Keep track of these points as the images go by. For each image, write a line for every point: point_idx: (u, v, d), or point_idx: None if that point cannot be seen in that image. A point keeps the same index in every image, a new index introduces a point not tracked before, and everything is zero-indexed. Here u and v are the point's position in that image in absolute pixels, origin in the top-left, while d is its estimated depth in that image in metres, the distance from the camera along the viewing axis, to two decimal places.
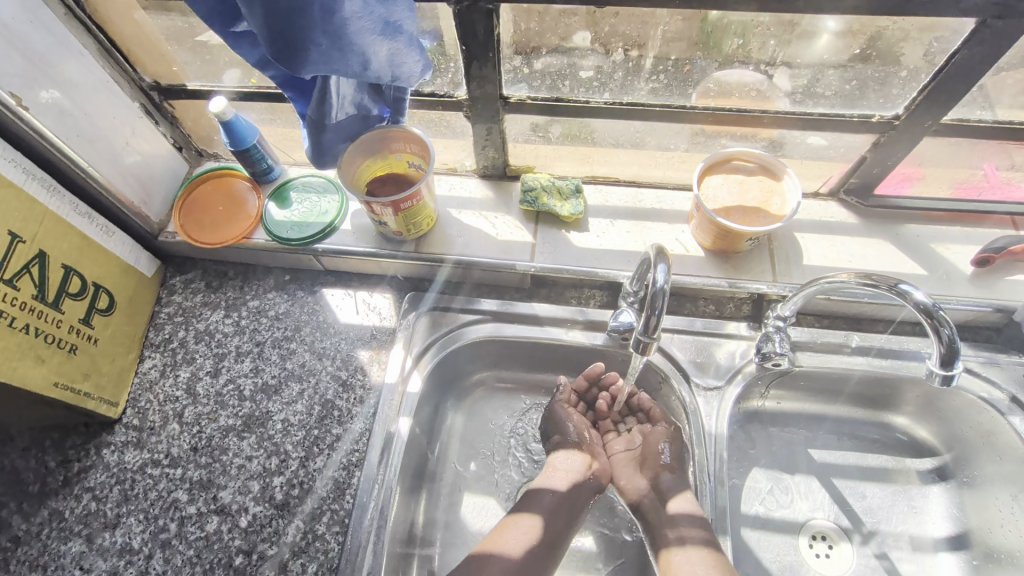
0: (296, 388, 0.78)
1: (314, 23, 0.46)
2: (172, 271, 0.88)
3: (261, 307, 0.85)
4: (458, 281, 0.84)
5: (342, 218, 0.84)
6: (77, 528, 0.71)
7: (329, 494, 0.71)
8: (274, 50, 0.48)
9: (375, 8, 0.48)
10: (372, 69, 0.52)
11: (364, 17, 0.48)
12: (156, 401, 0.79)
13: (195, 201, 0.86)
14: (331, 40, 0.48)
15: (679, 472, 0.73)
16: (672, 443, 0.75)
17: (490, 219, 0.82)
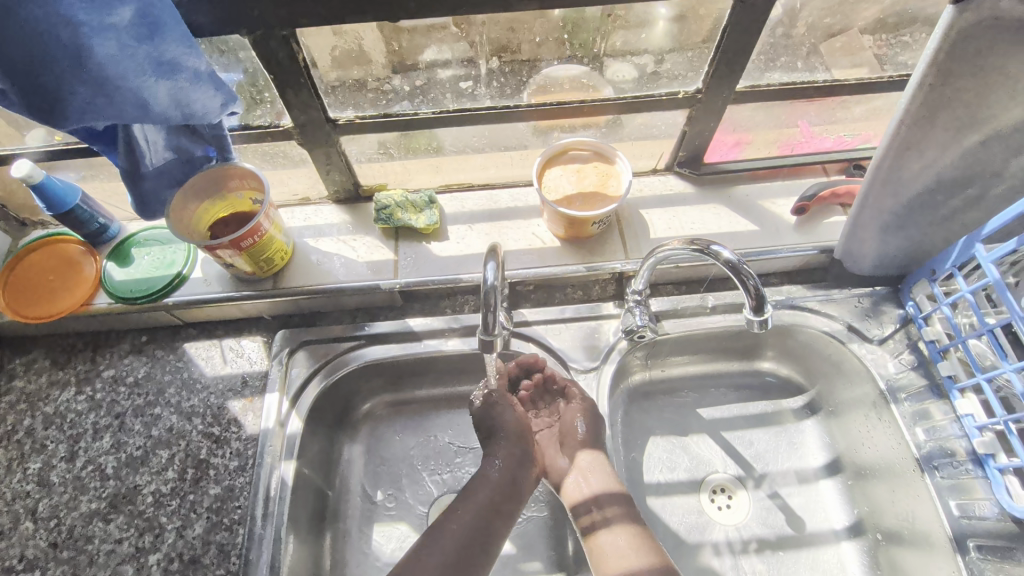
0: (165, 455, 0.73)
1: (66, 73, 0.46)
2: (9, 355, 0.80)
3: (117, 375, 0.79)
4: (329, 311, 0.82)
5: (192, 266, 0.79)
6: None
7: (213, 560, 0.67)
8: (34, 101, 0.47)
9: (136, 49, 0.48)
10: (154, 110, 0.51)
11: (124, 60, 0.47)
12: (3, 501, 0.71)
13: (20, 275, 0.78)
14: (92, 85, 0.48)
15: (598, 451, 0.72)
16: (588, 418, 0.72)
17: (350, 243, 0.80)
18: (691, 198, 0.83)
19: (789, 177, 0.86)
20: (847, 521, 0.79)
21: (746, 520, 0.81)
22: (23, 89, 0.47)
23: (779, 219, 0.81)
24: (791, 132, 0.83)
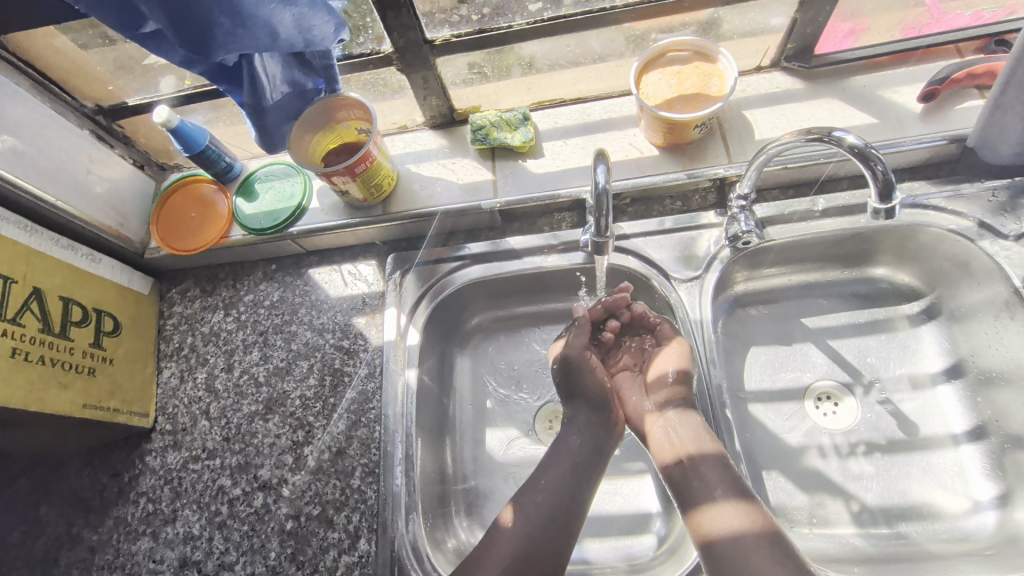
0: (306, 365, 0.83)
1: (210, 6, 0.51)
2: (167, 285, 0.92)
3: (256, 299, 0.89)
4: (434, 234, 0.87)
5: (310, 198, 0.86)
6: (142, 528, 0.78)
7: (357, 452, 0.77)
8: (181, 36, 0.52)
9: None
10: (283, 38, 0.57)
11: None
12: (182, 404, 0.84)
13: (168, 215, 0.88)
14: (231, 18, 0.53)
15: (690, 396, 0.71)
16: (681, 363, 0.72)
17: (449, 166, 0.83)
18: (800, 95, 0.78)
19: (915, 62, 0.77)
20: (968, 425, 0.77)
21: (854, 424, 0.80)
22: (171, 26, 0.51)
23: (901, 110, 0.75)
24: (918, 11, 0.75)
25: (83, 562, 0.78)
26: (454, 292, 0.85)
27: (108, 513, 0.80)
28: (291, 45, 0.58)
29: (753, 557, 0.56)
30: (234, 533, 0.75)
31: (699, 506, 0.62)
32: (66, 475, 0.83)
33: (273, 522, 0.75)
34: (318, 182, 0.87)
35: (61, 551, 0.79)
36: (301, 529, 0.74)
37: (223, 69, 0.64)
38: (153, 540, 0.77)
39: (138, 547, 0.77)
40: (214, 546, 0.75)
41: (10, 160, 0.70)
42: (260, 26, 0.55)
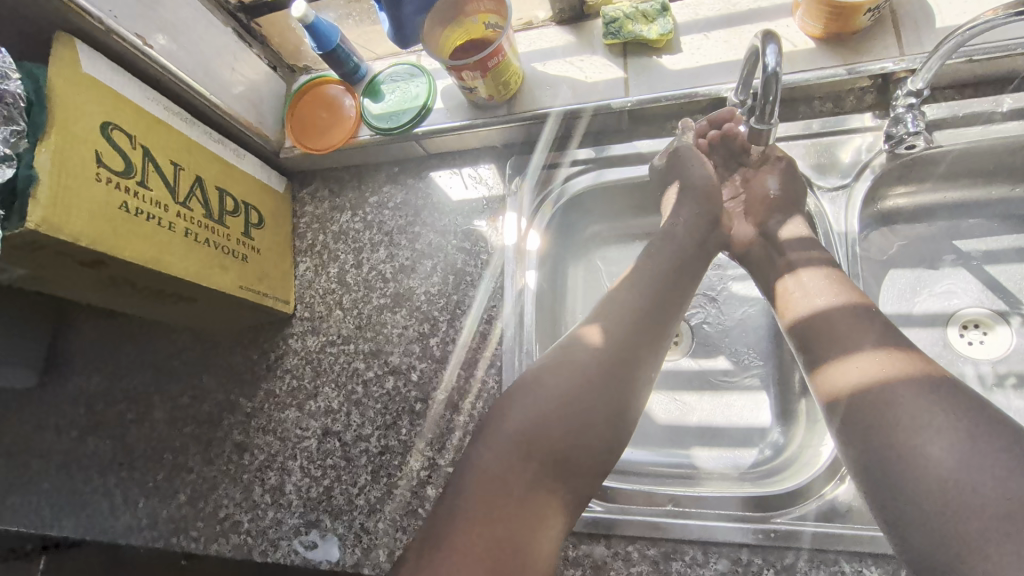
0: (429, 263, 0.87)
1: None
2: (298, 186, 0.97)
3: (380, 201, 0.92)
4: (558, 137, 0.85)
5: (435, 99, 0.86)
6: (289, 399, 0.88)
7: (481, 345, 0.81)
8: None
9: None
10: None
11: None
12: (319, 295, 0.91)
13: (301, 117, 0.92)
14: None
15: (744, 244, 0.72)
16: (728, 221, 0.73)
17: (577, 63, 0.80)
18: None
19: None
20: None
21: (1007, 355, 0.74)
22: None
23: None
24: None
25: (241, 424, 0.89)
26: (572, 198, 0.84)
27: (259, 385, 0.90)
28: None
29: (900, 407, 0.50)
30: (369, 409, 0.83)
31: (830, 358, 0.57)
32: (222, 351, 0.94)
33: (404, 403, 0.82)
34: (441, 83, 0.87)
35: (224, 414, 0.91)
36: (429, 409, 0.80)
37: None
38: (299, 410, 0.87)
39: (286, 415, 0.87)
40: (353, 419, 0.83)
41: (170, 54, 0.75)
42: None
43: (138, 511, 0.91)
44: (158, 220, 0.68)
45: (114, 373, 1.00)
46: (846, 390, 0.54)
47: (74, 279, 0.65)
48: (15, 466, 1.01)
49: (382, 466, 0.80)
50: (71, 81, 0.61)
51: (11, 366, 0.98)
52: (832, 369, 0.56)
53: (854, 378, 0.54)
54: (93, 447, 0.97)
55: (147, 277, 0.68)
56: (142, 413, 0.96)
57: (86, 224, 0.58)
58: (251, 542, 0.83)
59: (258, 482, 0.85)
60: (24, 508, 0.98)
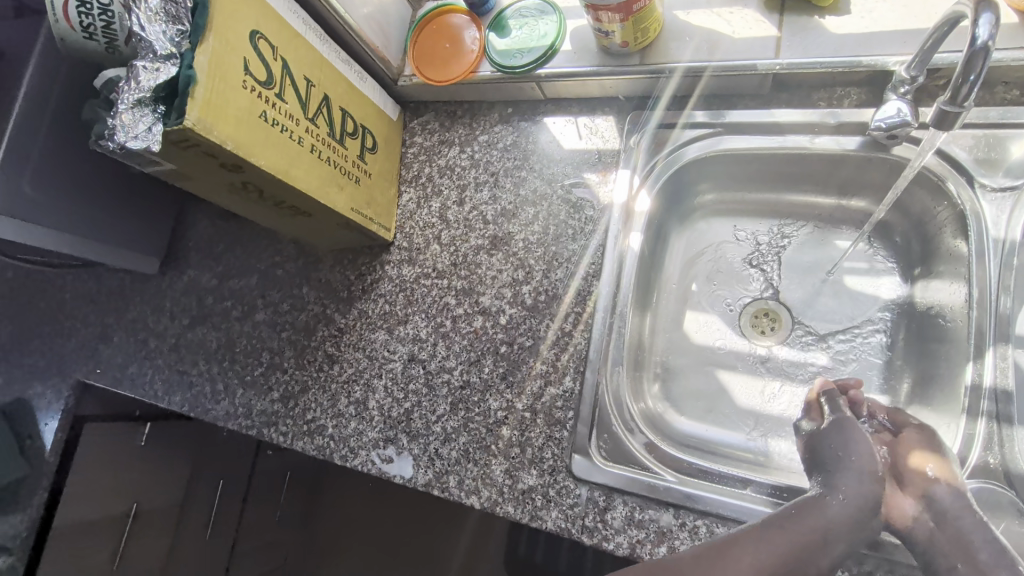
0: (532, 211, 0.86)
1: None
2: (410, 115, 0.98)
3: (490, 140, 0.92)
4: (684, 95, 0.80)
5: (562, 40, 0.82)
6: (380, 322, 0.92)
7: (574, 300, 0.80)
8: None
9: None
10: None
11: None
12: (418, 227, 0.93)
13: (423, 46, 0.91)
14: None
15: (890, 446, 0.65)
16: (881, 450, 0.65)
17: (725, 16, 0.74)
18: None
19: None
20: None
21: None
22: None
23: None
24: None
25: (334, 338, 0.95)
26: (704, 160, 0.81)
27: (353, 304, 0.95)
28: None
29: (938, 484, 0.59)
30: (455, 343, 0.86)
31: (897, 442, 0.64)
32: (322, 266, 0.99)
33: (489, 344, 0.83)
34: (572, 24, 0.83)
35: (318, 326, 0.97)
36: (514, 354, 0.82)
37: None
38: (388, 334, 0.91)
39: (376, 337, 0.92)
40: (438, 350, 0.86)
41: None
42: None
43: (235, 400, 1.00)
44: (289, 133, 0.70)
45: (224, 272, 1.08)
46: (915, 467, 0.61)
47: (212, 180, 0.69)
48: (134, 342, 1.13)
49: (461, 399, 0.83)
50: None
51: (138, 254, 1.07)
52: (902, 447, 0.64)
53: (920, 453, 0.62)
54: (200, 336, 1.07)
55: (274, 187, 0.71)
56: (245, 313, 1.04)
57: (231, 127, 0.61)
58: (333, 445, 0.90)
59: (344, 392, 0.91)
60: (140, 380, 1.10)
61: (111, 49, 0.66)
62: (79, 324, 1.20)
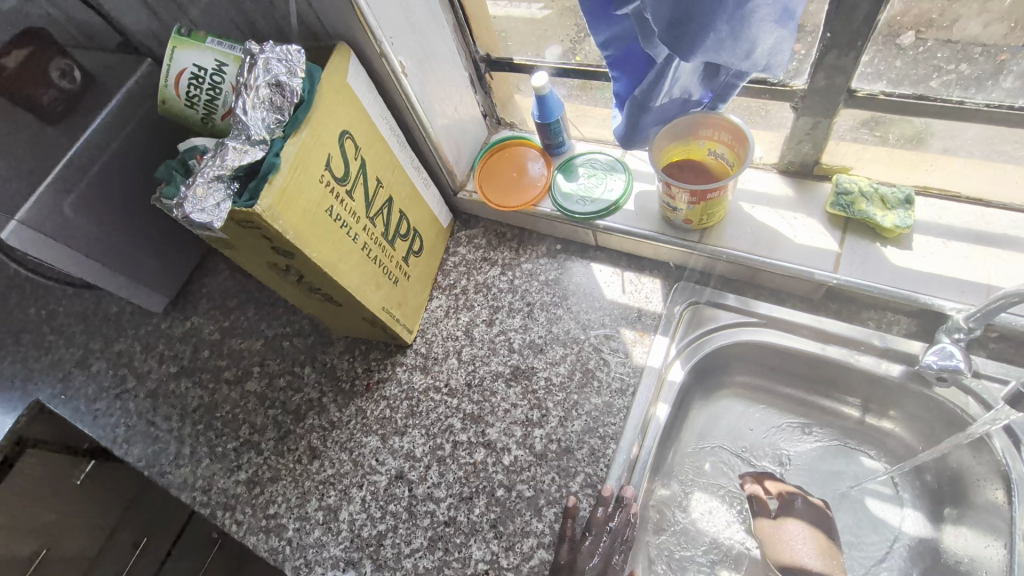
0: (561, 351, 0.84)
1: (724, 11, 0.50)
2: (459, 226, 0.99)
3: (533, 270, 0.92)
4: (703, 273, 0.84)
5: (627, 199, 0.85)
6: (375, 426, 0.87)
7: (586, 458, 0.76)
8: (668, 21, 0.51)
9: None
10: (751, 58, 0.54)
11: (768, 6, 0.50)
12: (440, 336, 0.91)
13: (492, 169, 0.94)
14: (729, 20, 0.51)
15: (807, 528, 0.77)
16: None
17: (788, 219, 0.77)
18: None
19: None
20: None
21: None
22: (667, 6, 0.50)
23: None
24: None
25: (322, 430, 0.89)
26: (740, 345, 0.80)
27: (352, 399, 0.90)
28: (750, 66, 0.55)
29: None
30: (449, 472, 0.80)
31: None
32: (331, 350, 0.95)
33: (486, 483, 0.78)
34: (639, 186, 0.86)
35: (309, 412, 0.91)
36: (509, 501, 0.76)
37: (630, 57, 0.66)
38: (380, 441, 0.85)
39: (367, 441, 0.86)
40: (429, 475, 0.80)
41: (421, 86, 0.77)
42: (744, 41, 0.53)
43: (197, 469, 0.92)
44: (346, 230, 0.71)
45: (230, 328, 1.05)
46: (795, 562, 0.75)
47: (256, 255, 0.68)
48: (112, 376, 1.07)
49: (441, 537, 0.76)
50: (333, 88, 0.65)
51: (150, 289, 1.04)
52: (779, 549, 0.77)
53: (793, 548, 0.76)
54: (183, 390, 1.01)
55: (314, 275, 0.70)
56: (238, 377, 0.99)
57: (298, 220, 0.62)
58: (287, 552, 0.81)
59: (316, 494, 0.84)
60: (103, 420, 1.02)
61: (206, 121, 0.62)
62: (63, 341, 1.15)
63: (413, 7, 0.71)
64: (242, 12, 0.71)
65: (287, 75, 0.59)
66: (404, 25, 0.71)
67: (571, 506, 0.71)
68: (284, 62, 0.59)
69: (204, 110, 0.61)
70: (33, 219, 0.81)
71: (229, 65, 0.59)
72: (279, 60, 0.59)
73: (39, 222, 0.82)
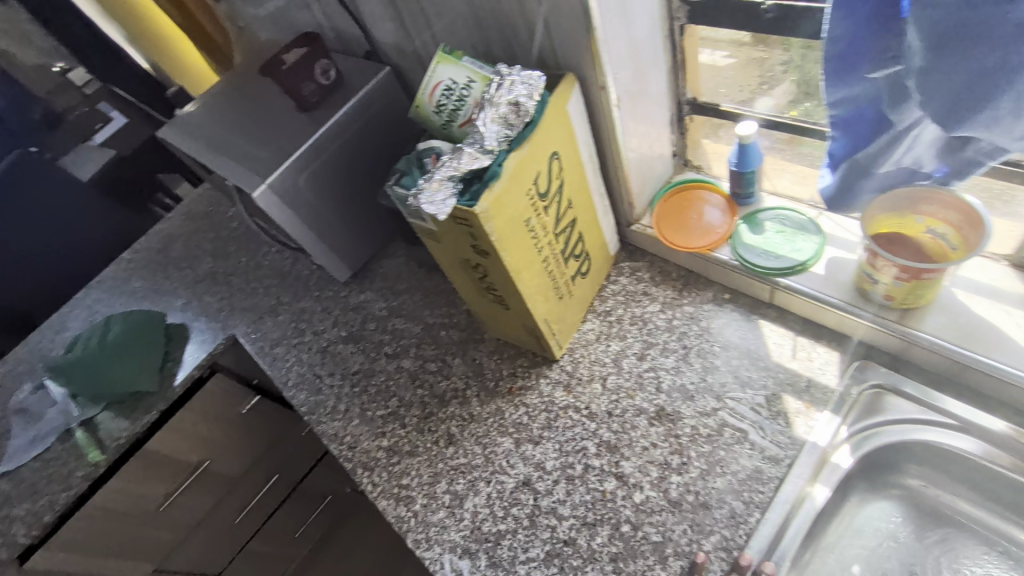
0: (712, 403, 0.81)
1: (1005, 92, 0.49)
2: (625, 256, 1.01)
3: (695, 314, 0.91)
4: (889, 355, 0.77)
5: (816, 261, 0.81)
6: (511, 429, 0.90)
7: (723, 519, 0.72)
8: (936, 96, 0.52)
9: None
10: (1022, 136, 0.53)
11: None
12: (588, 359, 0.93)
13: (672, 207, 0.95)
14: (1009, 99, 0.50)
15: None
16: None
17: (1015, 318, 0.70)
18: None
19: None
20: None
21: None
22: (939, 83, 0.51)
23: None
24: None
25: (461, 420, 0.94)
26: (925, 442, 0.73)
27: (493, 398, 0.95)
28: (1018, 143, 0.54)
29: None
30: (576, 493, 0.81)
31: None
32: (482, 348, 1.02)
33: (612, 514, 0.77)
34: (833, 251, 0.81)
35: (452, 400, 0.97)
36: (633, 539, 0.75)
37: (858, 120, 0.63)
38: (514, 445, 0.88)
39: (501, 442, 0.90)
40: (556, 490, 0.82)
41: (627, 120, 0.81)
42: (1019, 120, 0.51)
43: (347, 426, 1.02)
44: (537, 241, 0.76)
45: (396, 308, 1.16)
46: None
47: (455, 248, 0.76)
48: (293, 328, 1.23)
49: (559, 555, 0.77)
50: (556, 112, 0.71)
51: (340, 261, 1.19)
52: None
53: None
54: (347, 353, 1.13)
55: (498, 276, 0.76)
56: (396, 353, 1.09)
57: (504, 225, 0.68)
58: (412, 524, 0.87)
59: (447, 478, 0.89)
60: (280, 363, 1.18)
61: (445, 127, 0.70)
62: (261, 290, 1.35)
63: (640, 47, 0.75)
64: (487, 36, 0.80)
65: (526, 96, 0.65)
66: (629, 63, 0.75)
67: (701, 561, 0.70)
68: (526, 84, 0.65)
69: (446, 118, 0.70)
70: (276, 186, 1.00)
71: (477, 82, 0.67)
72: (522, 82, 0.65)
73: (279, 188, 1.00)
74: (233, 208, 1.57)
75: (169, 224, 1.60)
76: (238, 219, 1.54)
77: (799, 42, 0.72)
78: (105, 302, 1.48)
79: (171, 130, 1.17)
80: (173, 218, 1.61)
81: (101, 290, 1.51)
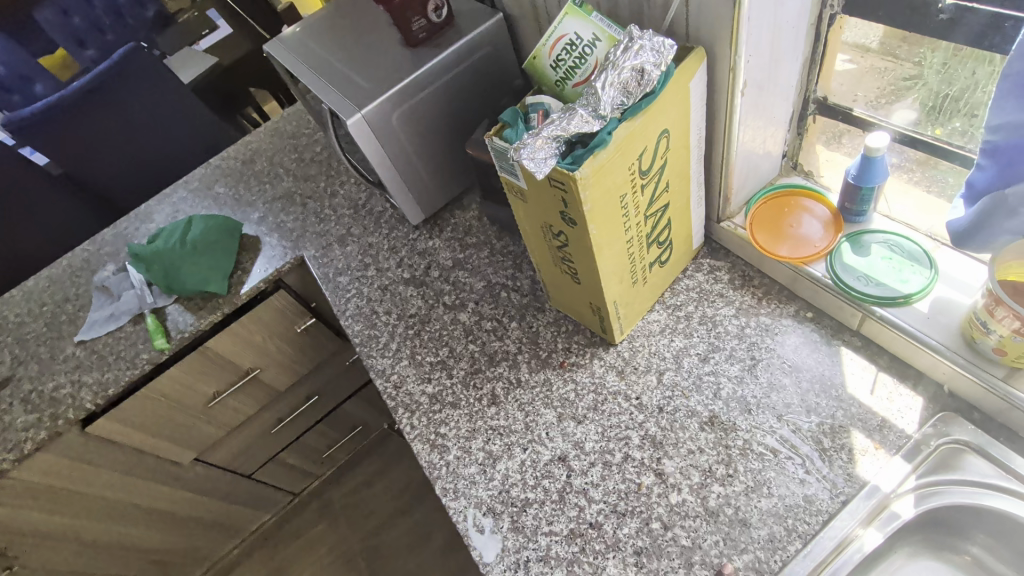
0: (771, 421, 0.78)
1: None
2: (705, 252, 0.97)
3: (770, 326, 0.86)
4: (981, 411, 0.71)
5: (921, 298, 0.75)
6: (556, 402, 0.90)
7: (761, 541, 0.69)
8: None
9: None
10: None
11: None
12: (648, 349, 0.90)
13: (771, 212, 0.90)
14: None
15: None
16: None
17: None
18: None
19: None
20: None
21: None
22: None
23: None
24: None
25: (507, 383, 0.95)
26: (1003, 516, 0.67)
27: (544, 368, 0.94)
28: None
29: None
30: (611, 480, 0.79)
31: None
32: (540, 317, 1.01)
33: (644, 509, 0.76)
34: (943, 290, 0.75)
35: (501, 362, 0.98)
36: (661, 538, 0.73)
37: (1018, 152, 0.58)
38: (556, 418, 0.88)
39: (544, 413, 0.89)
40: (591, 473, 0.81)
41: (747, 110, 0.76)
42: None
43: (395, 365, 1.04)
44: (626, 220, 0.73)
45: (461, 261, 1.16)
46: None
47: (541, 211, 0.74)
48: (359, 261, 1.26)
49: (583, 535, 0.76)
50: (677, 88, 0.67)
51: (416, 204, 1.20)
52: None
53: None
54: (407, 295, 1.15)
55: (577, 247, 0.74)
56: (454, 304, 1.09)
57: (599, 196, 0.65)
58: (442, 472, 0.88)
59: (483, 436, 0.90)
60: (341, 291, 1.21)
61: (558, 84, 0.67)
62: (333, 218, 1.38)
63: (781, 33, 0.70)
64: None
65: (652, 63, 0.61)
66: (766, 47, 0.70)
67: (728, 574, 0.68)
68: (653, 52, 0.61)
69: (562, 74, 0.66)
70: (371, 117, 1.00)
71: (602, 41, 0.63)
72: (651, 49, 0.61)
73: (375, 120, 1.01)
74: (320, 134, 1.60)
75: (258, 138, 1.66)
76: (323, 145, 1.57)
77: (962, 51, 0.66)
78: (189, 202, 1.55)
79: (278, 46, 1.19)
80: (262, 134, 1.66)
81: (187, 190, 1.59)
